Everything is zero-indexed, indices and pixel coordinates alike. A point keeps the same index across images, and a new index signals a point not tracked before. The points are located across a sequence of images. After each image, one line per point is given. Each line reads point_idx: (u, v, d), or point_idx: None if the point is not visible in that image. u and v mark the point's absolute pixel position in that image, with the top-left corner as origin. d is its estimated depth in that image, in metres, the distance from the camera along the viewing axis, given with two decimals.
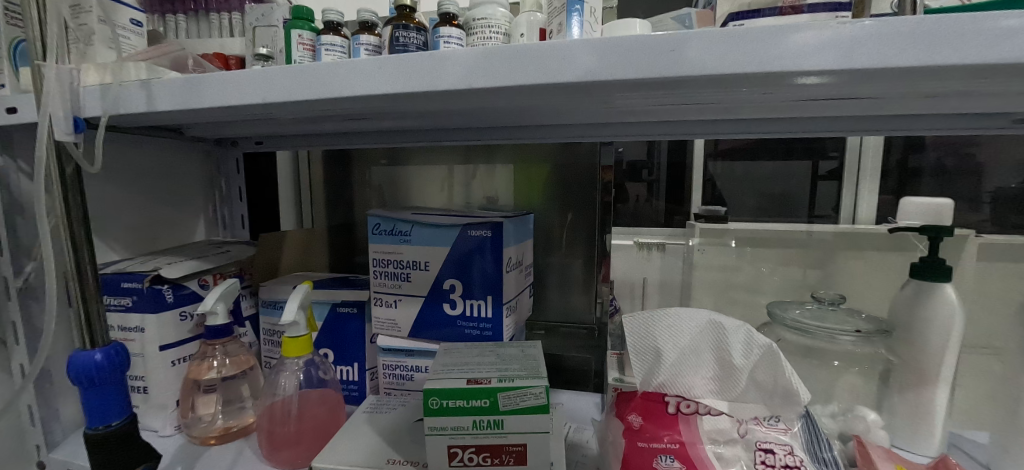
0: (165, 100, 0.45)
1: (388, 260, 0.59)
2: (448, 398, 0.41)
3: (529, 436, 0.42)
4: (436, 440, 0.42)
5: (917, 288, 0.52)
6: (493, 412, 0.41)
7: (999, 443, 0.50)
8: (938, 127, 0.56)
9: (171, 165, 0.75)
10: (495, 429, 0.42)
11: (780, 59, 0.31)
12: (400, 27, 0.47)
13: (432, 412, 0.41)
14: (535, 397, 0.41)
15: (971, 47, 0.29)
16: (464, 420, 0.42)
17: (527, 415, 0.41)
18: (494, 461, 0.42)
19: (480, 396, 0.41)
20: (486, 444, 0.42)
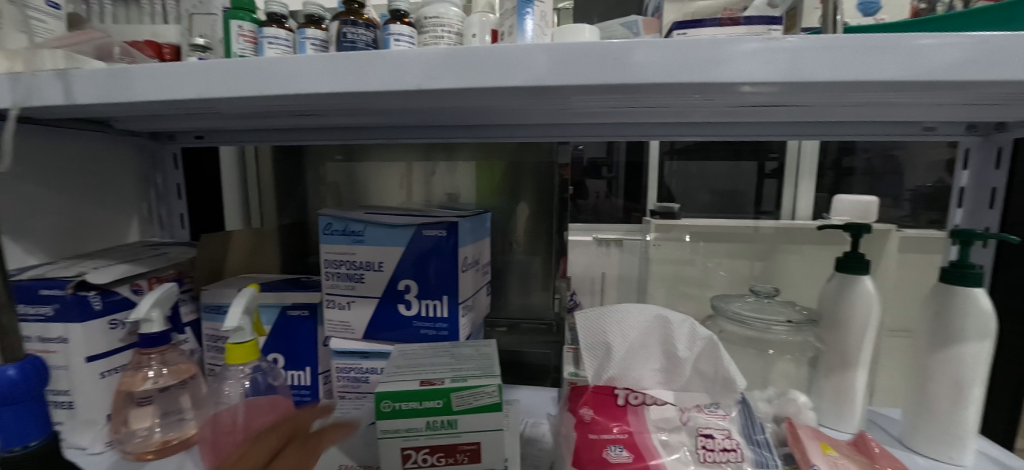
0: (87, 92, 0.41)
1: (341, 261, 0.58)
2: (400, 400, 0.41)
3: (483, 434, 0.42)
4: (389, 444, 0.42)
5: (841, 281, 0.57)
6: (447, 412, 0.42)
7: (911, 420, 0.56)
8: (863, 133, 0.61)
9: (98, 161, 0.69)
10: (449, 429, 0.42)
11: (725, 70, 0.33)
12: (348, 23, 0.46)
13: (384, 415, 0.41)
14: (489, 395, 0.42)
15: (878, 65, 0.32)
16: (418, 421, 0.41)
17: (481, 413, 0.42)
18: (449, 461, 0.42)
19: (433, 397, 0.41)
20: (440, 445, 0.42)
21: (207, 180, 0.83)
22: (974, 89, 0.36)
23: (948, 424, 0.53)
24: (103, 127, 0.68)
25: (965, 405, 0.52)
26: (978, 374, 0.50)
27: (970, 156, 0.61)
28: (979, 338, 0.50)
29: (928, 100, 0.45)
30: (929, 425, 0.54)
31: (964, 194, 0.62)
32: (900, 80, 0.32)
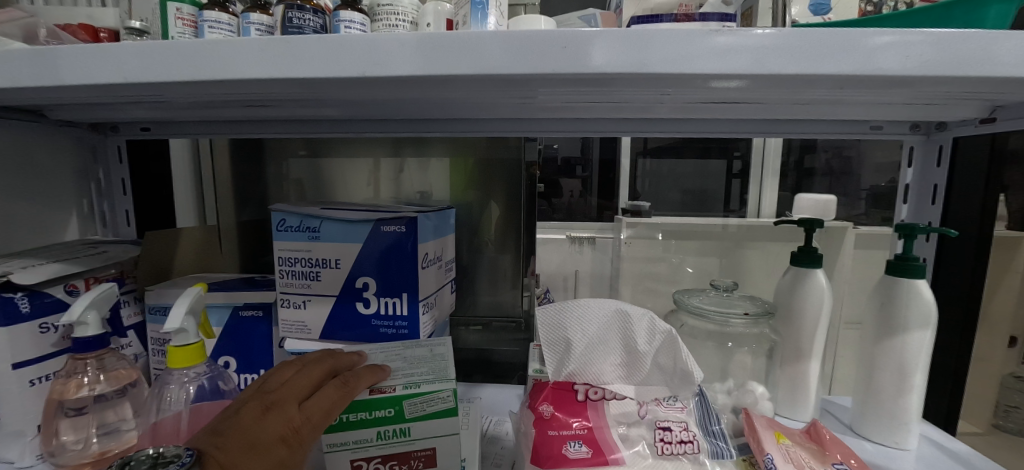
0: (4, 76, 0.38)
1: (296, 258, 0.55)
2: (351, 412, 0.43)
3: (437, 441, 0.43)
4: (340, 455, 0.43)
5: (796, 274, 0.58)
6: (399, 421, 0.43)
7: (859, 407, 0.58)
8: (819, 131, 0.63)
9: (28, 153, 0.64)
10: (402, 438, 0.43)
11: (699, 58, 0.33)
12: (294, 6, 0.44)
13: (333, 427, 0.42)
14: (443, 402, 0.43)
15: (819, 63, 0.33)
16: (370, 431, 0.43)
17: (433, 421, 0.43)
18: (403, 468, 0.44)
19: (384, 406, 0.43)
20: (392, 454, 0.43)
21: (156, 174, 0.78)
22: (913, 87, 0.38)
23: (892, 410, 0.55)
24: (36, 117, 0.63)
25: (907, 392, 0.54)
26: (920, 361, 0.53)
27: (914, 154, 0.64)
28: (922, 327, 0.52)
29: (873, 98, 0.47)
30: (876, 411, 0.56)
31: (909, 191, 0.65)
32: (849, 75, 0.33)
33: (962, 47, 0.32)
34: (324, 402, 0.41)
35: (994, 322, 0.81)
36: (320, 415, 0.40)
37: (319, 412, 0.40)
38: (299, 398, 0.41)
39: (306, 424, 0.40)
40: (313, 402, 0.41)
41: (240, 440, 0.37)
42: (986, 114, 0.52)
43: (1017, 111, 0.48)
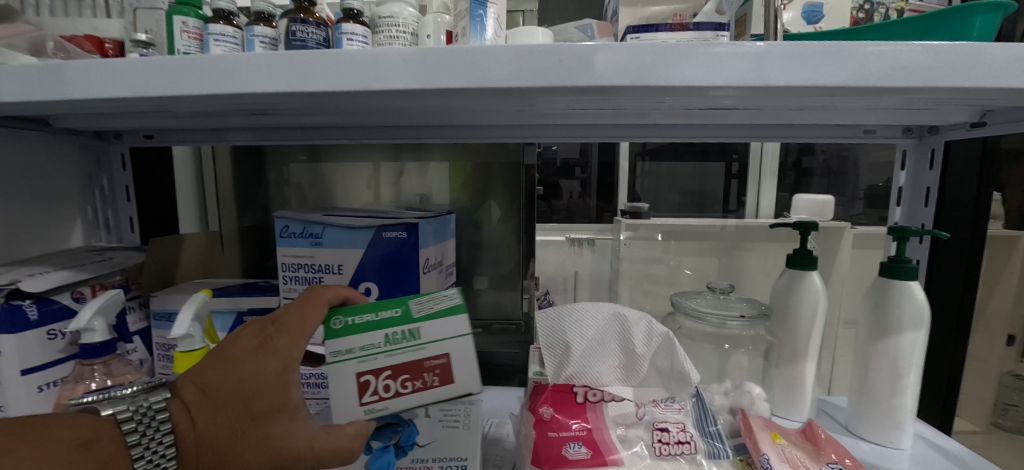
0: (14, 90, 0.39)
1: (299, 264, 0.56)
2: (356, 314, 0.42)
3: (449, 344, 0.41)
4: (345, 367, 0.41)
5: (791, 276, 0.59)
6: (406, 321, 0.42)
7: (856, 407, 0.59)
8: (813, 135, 0.64)
9: (34, 162, 0.65)
10: (410, 341, 0.41)
11: (687, 75, 0.34)
12: (298, 20, 0.45)
13: (338, 332, 0.41)
14: (450, 298, 0.43)
15: (807, 73, 0.34)
16: (377, 334, 0.41)
17: (444, 317, 0.42)
18: (415, 383, 0.41)
19: (391, 306, 0.43)
20: (402, 364, 0.41)
21: (159, 181, 0.79)
22: (903, 94, 0.39)
23: (887, 409, 0.56)
24: (41, 126, 0.64)
25: (901, 392, 0.55)
26: (913, 361, 0.54)
27: (906, 157, 0.65)
28: (915, 328, 0.53)
29: (865, 104, 0.48)
30: (871, 411, 0.57)
31: (902, 193, 0.66)
32: (844, 84, 0.34)
33: (950, 58, 0.33)
34: (287, 323, 0.40)
35: (991, 321, 0.82)
36: (287, 336, 0.39)
37: (283, 333, 0.39)
38: (262, 324, 0.40)
39: (273, 345, 0.39)
40: (275, 325, 0.40)
41: (212, 367, 0.38)
42: (976, 119, 0.53)
43: (1006, 115, 0.49)
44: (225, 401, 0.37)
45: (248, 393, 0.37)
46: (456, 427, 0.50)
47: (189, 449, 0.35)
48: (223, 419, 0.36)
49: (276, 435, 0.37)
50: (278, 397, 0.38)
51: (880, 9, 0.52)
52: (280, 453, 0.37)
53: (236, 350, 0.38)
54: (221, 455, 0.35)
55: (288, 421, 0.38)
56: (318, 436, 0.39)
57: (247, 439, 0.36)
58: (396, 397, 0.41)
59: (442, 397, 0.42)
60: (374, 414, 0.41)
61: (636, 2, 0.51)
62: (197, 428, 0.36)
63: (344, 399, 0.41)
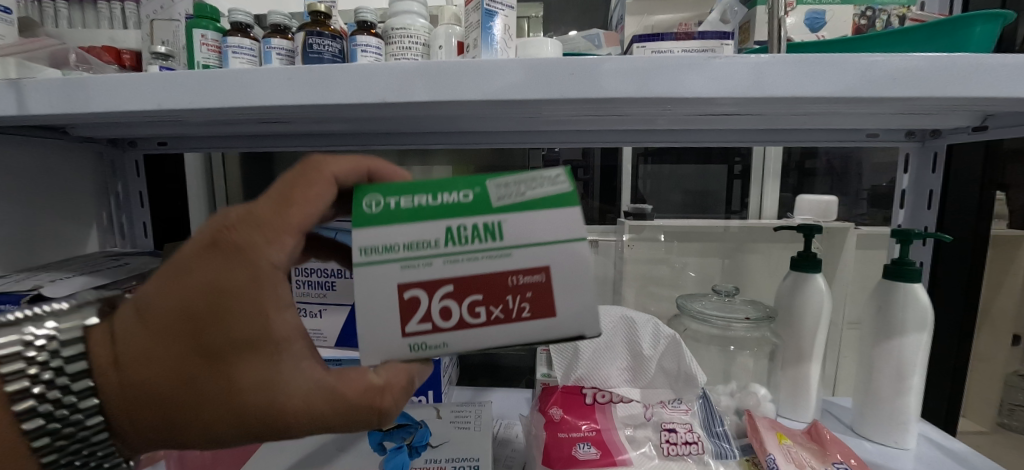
0: (42, 102, 0.41)
1: (311, 269, 0.58)
2: (404, 194, 0.28)
3: (551, 253, 0.28)
4: (383, 273, 0.27)
5: (795, 279, 0.60)
6: (485, 210, 0.27)
7: (860, 408, 0.60)
8: (814, 139, 0.65)
9: (52, 169, 0.65)
10: (486, 243, 0.27)
11: (690, 87, 0.37)
12: (314, 33, 0.47)
13: (376, 216, 0.28)
14: (557, 182, 0.28)
15: (801, 84, 0.36)
16: (435, 227, 0.27)
17: (545, 208, 0.28)
18: (491, 307, 0.28)
19: (460, 184, 0.28)
20: (474, 280, 0.27)
21: (172, 187, 0.80)
22: (901, 103, 0.40)
23: (891, 411, 0.57)
24: (58, 134, 0.65)
25: (906, 393, 0.56)
26: (917, 362, 0.54)
27: (909, 161, 0.66)
28: (918, 330, 0.54)
29: (867, 110, 0.49)
30: (875, 411, 0.58)
31: (906, 196, 0.67)
32: (837, 95, 0.36)
33: (937, 75, 0.35)
34: (259, 219, 0.29)
35: (995, 322, 0.82)
36: (257, 239, 0.28)
37: (252, 235, 0.28)
38: (226, 220, 0.29)
39: (235, 255, 0.28)
40: (242, 224, 0.29)
41: (158, 280, 0.29)
42: (977, 123, 0.54)
43: (1006, 120, 0.50)
44: (176, 329, 0.28)
45: (203, 318, 0.27)
46: (467, 427, 0.53)
47: (141, 386, 0.28)
48: (177, 350, 0.28)
49: (254, 376, 0.28)
50: (243, 327, 0.27)
51: (881, 15, 0.53)
52: (261, 397, 0.28)
53: (187, 262, 0.28)
54: (177, 397, 0.28)
55: (262, 358, 0.28)
56: (318, 380, 0.29)
57: (211, 377, 0.28)
58: (462, 330, 0.28)
59: (531, 337, 0.28)
60: (421, 354, 0.29)
61: (641, 12, 0.53)
62: (146, 362, 0.28)
63: (380, 324, 0.28)
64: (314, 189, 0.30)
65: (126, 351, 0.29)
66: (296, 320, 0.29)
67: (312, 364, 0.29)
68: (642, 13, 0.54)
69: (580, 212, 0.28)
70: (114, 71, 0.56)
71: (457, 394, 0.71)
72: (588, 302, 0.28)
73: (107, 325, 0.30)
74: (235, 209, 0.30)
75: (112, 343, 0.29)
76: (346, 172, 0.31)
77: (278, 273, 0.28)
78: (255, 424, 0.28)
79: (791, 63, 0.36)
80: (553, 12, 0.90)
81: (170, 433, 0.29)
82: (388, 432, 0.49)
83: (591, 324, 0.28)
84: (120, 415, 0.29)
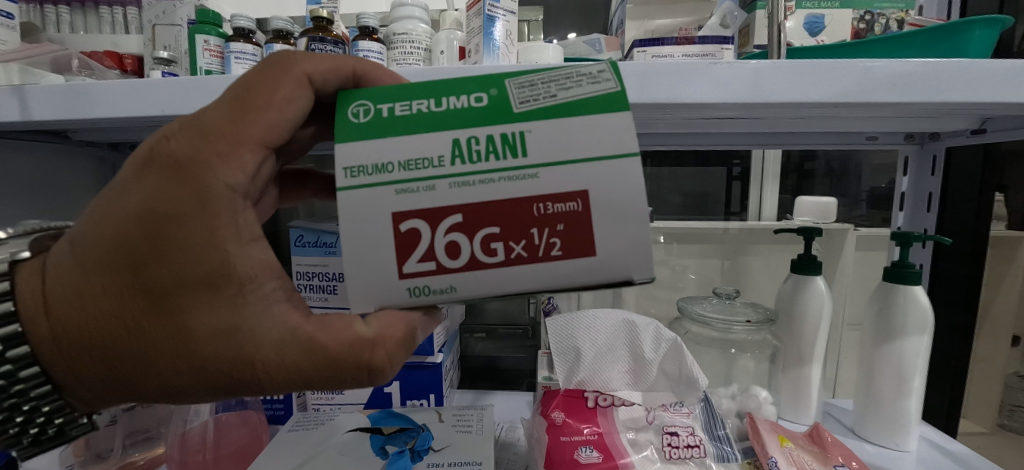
0: (45, 109, 0.41)
1: (313, 272, 0.58)
2: (406, 101, 0.25)
3: (588, 175, 0.24)
4: (377, 196, 0.24)
5: (796, 281, 0.60)
6: (503, 119, 0.24)
7: (861, 410, 0.60)
8: (814, 142, 0.65)
9: (54, 174, 0.66)
10: (505, 161, 0.24)
11: (689, 92, 0.37)
12: (316, 39, 0.47)
13: (375, 126, 0.25)
14: (597, 84, 0.24)
15: (800, 88, 0.37)
16: (441, 141, 0.24)
17: (580, 114, 0.24)
18: (508, 239, 0.24)
19: (473, 88, 0.25)
20: (490, 207, 0.24)
21: None
22: (899, 107, 0.41)
23: (892, 413, 0.57)
24: (60, 138, 0.66)
25: (906, 395, 0.56)
26: (917, 364, 0.55)
27: (909, 164, 0.66)
28: (918, 332, 0.54)
29: (867, 114, 0.49)
30: (875, 413, 0.58)
31: (905, 199, 0.67)
32: (834, 101, 0.37)
33: (936, 79, 0.36)
34: (214, 132, 0.26)
35: (995, 322, 0.83)
36: (212, 157, 0.26)
37: (206, 152, 0.26)
38: (176, 136, 0.26)
39: (187, 176, 0.25)
40: (193, 140, 0.26)
41: (100, 209, 0.27)
42: (976, 126, 0.54)
43: (1004, 122, 0.50)
44: (126, 261, 0.26)
45: (156, 249, 0.25)
46: (469, 430, 0.54)
47: (91, 325, 0.26)
48: (130, 286, 0.26)
49: (218, 316, 0.26)
50: (202, 258, 0.25)
51: (880, 19, 0.53)
52: (227, 339, 0.26)
53: (134, 186, 0.26)
54: (133, 343, 0.26)
55: (224, 300, 0.26)
56: (291, 325, 0.27)
57: (170, 315, 0.26)
58: (473, 270, 0.25)
59: (560, 279, 0.25)
60: (422, 299, 0.25)
61: (641, 17, 0.54)
62: (96, 298, 0.26)
63: (377, 260, 0.25)
64: (277, 99, 0.27)
65: (69, 286, 0.27)
66: (262, 253, 0.26)
67: (283, 305, 0.27)
68: (643, 18, 0.54)
69: (612, 117, 0.24)
70: (116, 76, 0.57)
71: (458, 396, 0.71)
72: (634, 237, 0.24)
73: (49, 260, 0.28)
74: (183, 123, 0.27)
75: (55, 279, 0.27)
76: (321, 73, 0.28)
77: (238, 197, 0.26)
78: (223, 370, 0.27)
79: (789, 67, 0.36)
80: (552, 16, 0.91)
81: (127, 378, 0.27)
82: (390, 436, 0.51)
83: (638, 264, 0.24)
84: (70, 357, 0.27)
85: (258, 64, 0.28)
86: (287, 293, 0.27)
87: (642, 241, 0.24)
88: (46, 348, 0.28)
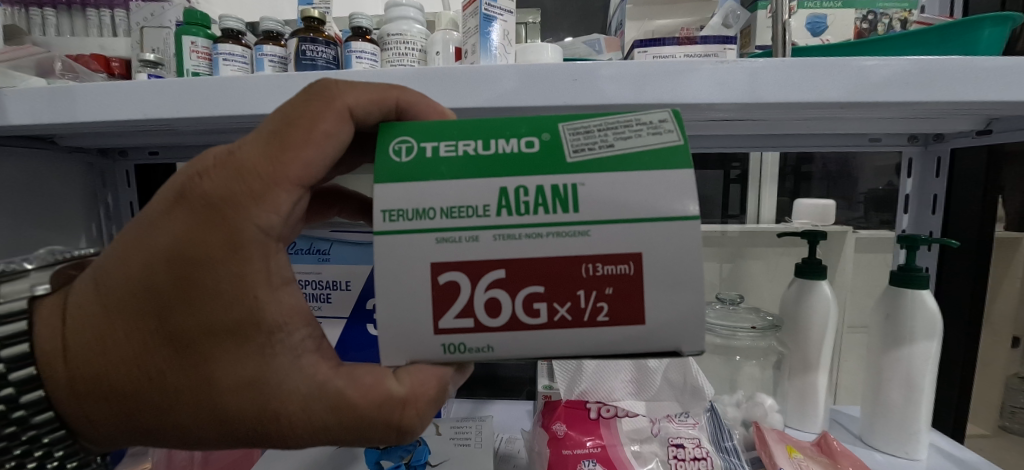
0: (25, 113, 0.39)
1: (307, 280, 0.56)
2: (449, 140, 0.24)
3: (646, 236, 0.22)
4: (416, 243, 0.22)
5: (800, 286, 0.59)
6: (555, 169, 0.22)
7: (868, 418, 0.59)
8: (817, 144, 0.64)
9: (40, 180, 0.64)
10: (554, 215, 0.22)
11: (691, 91, 0.36)
12: (307, 40, 0.46)
13: (416, 163, 0.23)
14: (656, 136, 0.23)
15: (804, 87, 0.36)
16: (486, 189, 0.22)
17: (640, 168, 0.22)
18: (555, 300, 0.23)
19: (524, 132, 0.24)
20: (538, 265, 0.22)
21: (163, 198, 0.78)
22: (903, 108, 0.40)
23: (903, 421, 0.55)
24: (47, 144, 0.63)
25: (916, 402, 0.54)
26: (927, 371, 0.53)
27: (912, 165, 0.65)
28: (927, 337, 0.53)
29: (872, 114, 0.48)
30: (884, 421, 0.57)
31: (909, 200, 0.66)
32: (839, 100, 0.36)
33: (945, 79, 0.35)
34: (245, 165, 0.25)
35: (998, 325, 0.82)
36: (245, 198, 0.24)
37: (239, 192, 0.24)
38: (208, 173, 0.25)
39: (219, 218, 0.24)
40: (226, 179, 0.24)
41: (124, 247, 0.25)
42: (981, 127, 0.53)
43: (1010, 123, 0.49)
44: (151, 308, 0.24)
45: (184, 296, 0.24)
46: (468, 444, 0.52)
47: (109, 371, 0.25)
48: (153, 333, 0.24)
49: (246, 369, 0.24)
50: (232, 306, 0.24)
51: (882, 19, 0.53)
52: (252, 393, 0.24)
53: (163, 226, 0.25)
54: (153, 393, 0.25)
55: (251, 352, 0.24)
56: (320, 378, 0.25)
57: (195, 365, 0.24)
58: (514, 330, 0.23)
59: (604, 345, 0.23)
60: (456, 357, 0.23)
61: (642, 17, 0.53)
62: (119, 344, 0.25)
63: (405, 308, 0.23)
64: (317, 135, 0.25)
65: (92, 330, 0.25)
66: (292, 299, 0.25)
67: (311, 357, 0.25)
68: (643, 18, 0.53)
69: (671, 174, 0.22)
70: (102, 79, 0.55)
71: (456, 406, 0.69)
72: (688, 306, 0.22)
73: (73, 296, 0.27)
74: (216, 158, 0.25)
75: (78, 319, 0.26)
76: (364, 105, 0.26)
77: (272, 239, 0.24)
78: (245, 425, 0.25)
79: (793, 65, 0.35)
80: (548, 18, 0.90)
81: (147, 428, 0.26)
82: (385, 450, 0.48)
83: (689, 336, 0.23)
84: (86, 404, 0.26)
85: (298, 95, 0.26)
86: (316, 342, 0.25)
87: (695, 310, 0.22)
88: (64, 392, 0.26)
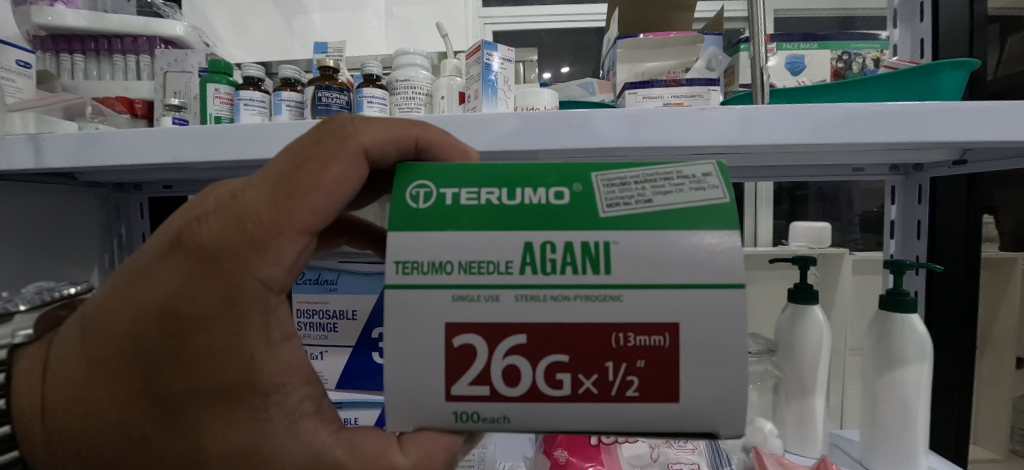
0: (59, 157, 0.42)
1: (313, 310, 0.58)
2: (472, 188, 0.26)
3: (677, 307, 0.24)
4: (437, 299, 0.25)
5: (794, 311, 0.61)
6: (587, 224, 0.25)
7: (868, 444, 0.59)
8: (807, 174, 0.67)
9: (56, 213, 0.66)
10: (584, 275, 0.24)
11: (681, 136, 0.39)
12: (322, 87, 0.50)
13: (443, 210, 0.26)
14: (700, 192, 0.25)
15: (789, 128, 0.38)
16: (510, 247, 0.25)
17: (670, 221, 0.25)
18: (585, 370, 0.24)
19: (555, 183, 0.26)
20: (563, 331, 0.24)
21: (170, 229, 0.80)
22: (880, 145, 0.42)
23: (901, 445, 0.56)
24: (66, 179, 0.66)
25: (912, 428, 0.55)
26: (920, 396, 0.54)
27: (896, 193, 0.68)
28: (919, 360, 0.54)
29: (851, 150, 0.50)
30: (883, 448, 0.57)
31: (895, 226, 0.69)
32: (817, 142, 0.39)
33: (918, 121, 0.37)
34: (244, 215, 0.26)
35: (997, 348, 0.83)
36: (245, 252, 0.26)
37: (239, 245, 0.26)
38: (208, 222, 0.27)
39: (218, 271, 0.26)
40: (227, 229, 0.26)
41: (112, 302, 0.27)
42: (957, 158, 0.56)
43: (986, 154, 0.52)
44: (140, 366, 0.26)
45: (175, 354, 0.25)
46: None
47: (95, 430, 0.27)
48: (140, 392, 0.26)
49: (238, 434, 0.26)
50: (228, 364, 0.25)
51: (856, 59, 0.57)
52: (242, 461, 0.26)
53: (156, 280, 0.26)
54: (139, 454, 0.26)
55: (245, 415, 0.26)
56: (318, 445, 0.26)
57: (183, 426, 0.26)
58: (536, 400, 0.25)
59: (628, 422, 0.24)
60: (468, 425, 0.25)
61: (632, 60, 0.57)
62: (105, 401, 0.26)
63: (424, 368, 0.25)
64: (327, 181, 0.26)
65: (81, 382, 0.27)
66: (290, 354, 0.27)
67: (310, 420, 0.26)
68: (634, 61, 0.57)
69: (699, 227, 0.25)
70: (125, 120, 0.59)
71: None
72: (724, 386, 0.24)
73: (59, 344, 0.28)
74: (217, 204, 0.27)
75: (65, 371, 0.28)
76: (378, 143, 0.28)
77: (272, 293, 0.26)
78: None
79: (776, 111, 0.38)
80: None
81: None
82: None
83: (727, 420, 0.24)
84: (66, 460, 0.27)
85: (310, 132, 0.28)
86: (315, 403, 0.27)
87: (733, 392, 0.24)
88: (43, 449, 0.27)
